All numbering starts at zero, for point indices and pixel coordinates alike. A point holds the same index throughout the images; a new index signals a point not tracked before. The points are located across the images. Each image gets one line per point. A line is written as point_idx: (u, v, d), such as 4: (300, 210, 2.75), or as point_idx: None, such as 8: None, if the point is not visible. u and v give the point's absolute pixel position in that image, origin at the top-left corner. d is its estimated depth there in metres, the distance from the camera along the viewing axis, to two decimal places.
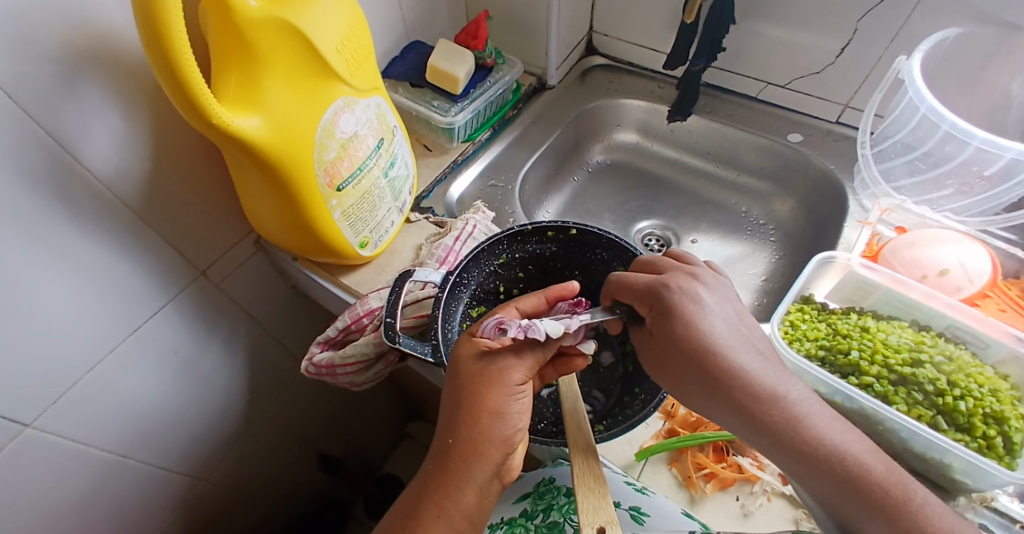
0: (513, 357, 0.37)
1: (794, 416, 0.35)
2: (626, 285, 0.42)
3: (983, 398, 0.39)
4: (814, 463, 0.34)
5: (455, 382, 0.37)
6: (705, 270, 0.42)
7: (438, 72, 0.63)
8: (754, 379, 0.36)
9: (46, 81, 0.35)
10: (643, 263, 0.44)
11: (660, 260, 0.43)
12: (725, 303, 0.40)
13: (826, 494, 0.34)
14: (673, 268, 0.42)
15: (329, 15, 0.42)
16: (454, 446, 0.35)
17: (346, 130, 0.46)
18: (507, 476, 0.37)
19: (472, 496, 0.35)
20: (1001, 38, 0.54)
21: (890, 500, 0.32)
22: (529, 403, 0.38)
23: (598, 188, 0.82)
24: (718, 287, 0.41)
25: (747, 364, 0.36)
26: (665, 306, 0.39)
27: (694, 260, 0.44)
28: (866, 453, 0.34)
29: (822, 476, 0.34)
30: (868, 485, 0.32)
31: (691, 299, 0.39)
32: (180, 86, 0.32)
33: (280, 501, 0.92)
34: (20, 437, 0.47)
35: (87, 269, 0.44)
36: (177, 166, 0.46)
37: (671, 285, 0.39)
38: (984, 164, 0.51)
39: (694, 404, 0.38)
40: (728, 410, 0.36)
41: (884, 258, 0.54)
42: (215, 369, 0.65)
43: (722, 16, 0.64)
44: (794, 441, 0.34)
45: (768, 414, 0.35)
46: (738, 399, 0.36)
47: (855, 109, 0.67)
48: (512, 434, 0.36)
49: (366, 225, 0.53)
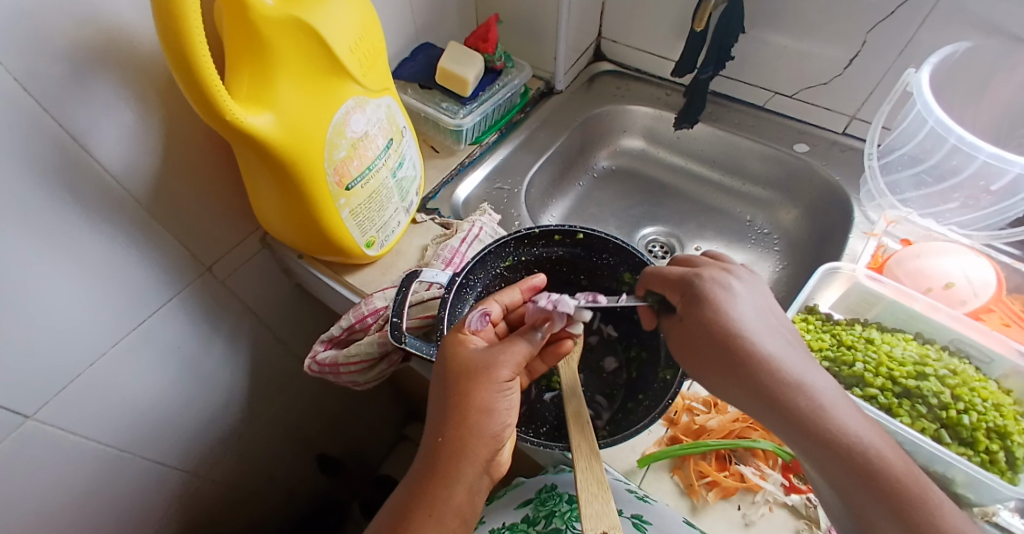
0: (499, 353, 0.38)
1: (818, 404, 0.35)
2: (661, 275, 0.43)
3: (986, 413, 0.39)
4: (834, 454, 0.34)
5: (444, 381, 0.37)
6: (739, 267, 0.43)
7: (447, 74, 0.63)
8: (779, 366, 0.36)
9: (59, 74, 0.35)
10: (679, 257, 0.46)
11: (695, 256, 0.44)
12: (756, 296, 0.41)
13: (841, 483, 0.34)
14: (708, 263, 0.43)
15: (343, 15, 0.42)
16: (443, 445, 0.35)
17: (357, 129, 0.47)
18: (496, 473, 0.37)
19: (463, 495, 0.35)
20: (1008, 54, 0.54)
21: (910, 492, 0.32)
22: (516, 400, 0.39)
23: (603, 194, 0.82)
24: (751, 281, 0.42)
25: (775, 352, 0.37)
26: (697, 293, 0.40)
27: (728, 259, 0.45)
28: (886, 445, 0.34)
29: (844, 471, 0.34)
30: (888, 478, 0.33)
31: (722, 289, 0.40)
32: (194, 82, 0.32)
33: (277, 500, 0.92)
34: (22, 430, 0.47)
35: (93, 262, 0.44)
36: (186, 162, 0.46)
37: (704, 276, 0.41)
38: (990, 178, 0.51)
39: (721, 391, 0.39)
40: (751, 397, 0.37)
41: (889, 269, 0.54)
42: (217, 365, 0.65)
43: (732, 24, 0.64)
44: (814, 428, 0.35)
45: (792, 401, 0.35)
46: (764, 384, 0.36)
47: (862, 120, 0.68)
48: (500, 431, 0.37)
49: (373, 225, 0.53)
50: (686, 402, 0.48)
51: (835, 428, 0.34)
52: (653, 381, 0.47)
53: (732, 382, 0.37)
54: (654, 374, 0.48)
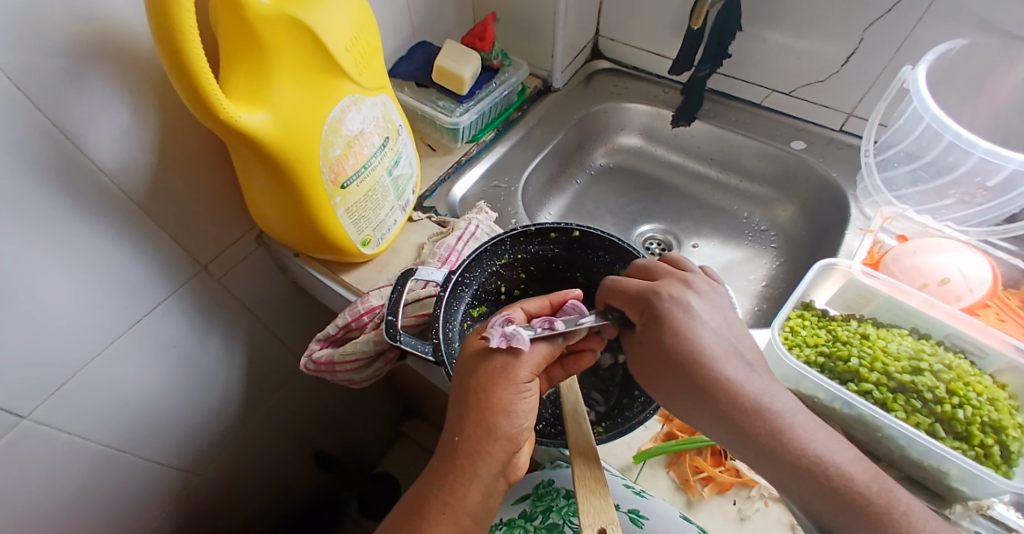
0: (520, 354, 0.37)
1: (779, 425, 0.35)
2: (619, 289, 0.42)
3: (981, 407, 0.39)
4: (797, 472, 0.34)
5: (463, 380, 0.37)
6: (699, 277, 0.43)
7: (444, 72, 0.63)
8: (740, 389, 0.36)
9: (54, 72, 0.35)
10: (637, 267, 0.45)
11: (656, 265, 0.44)
12: (716, 312, 0.40)
13: (809, 502, 0.34)
14: (667, 275, 0.42)
15: (339, 14, 0.42)
16: (461, 444, 0.35)
17: (352, 128, 0.47)
18: (512, 474, 0.37)
19: (478, 494, 0.35)
20: (1005, 50, 0.54)
21: (876, 509, 0.32)
22: (535, 402, 0.38)
23: (600, 191, 0.82)
24: (710, 294, 0.42)
25: (736, 376, 0.37)
26: (657, 314, 0.39)
27: (689, 265, 0.45)
28: (849, 461, 0.34)
29: (806, 487, 0.34)
30: (851, 493, 0.33)
31: (682, 308, 0.39)
32: (189, 80, 0.32)
33: (275, 497, 0.92)
34: (19, 428, 0.47)
35: (89, 260, 0.44)
36: (182, 160, 0.46)
37: (663, 293, 0.40)
38: (986, 174, 0.51)
39: (682, 413, 0.39)
40: (711, 418, 0.37)
41: (885, 265, 0.54)
42: (214, 363, 0.65)
43: (729, 21, 0.64)
44: (777, 449, 0.35)
45: (751, 424, 0.35)
46: (723, 409, 0.36)
47: (859, 117, 0.68)
48: (518, 432, 0.36)
49: (369, 223, 0.53)
50: None
51: (793, 449, 0.34)
52: None
53: (693, 405, 0.37)
54: None
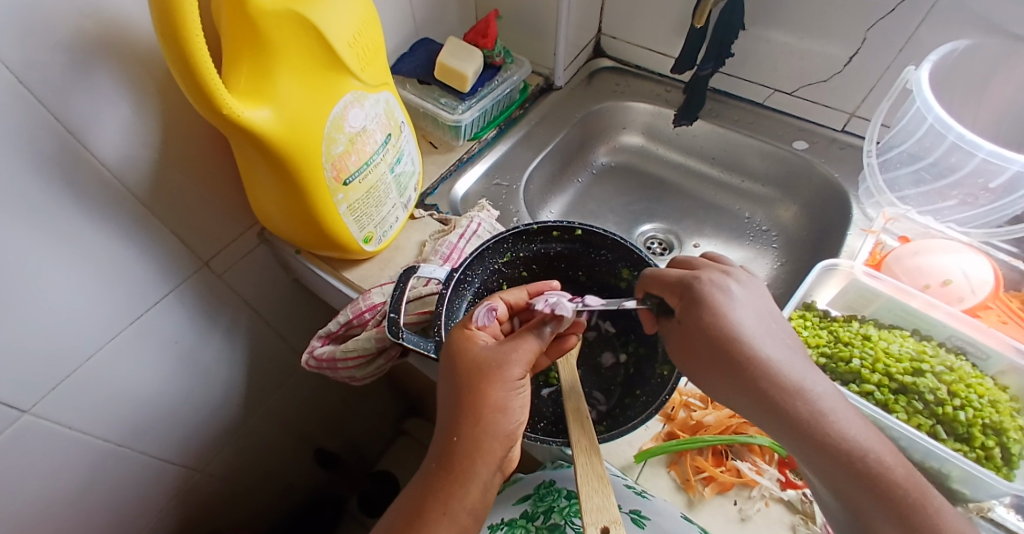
0: (511, 351, 0.37)
1: (818, 409, 0.35)
2: (659, 276, 0.43)
3: (983, 409, 0.40)
4: (835, 461, 0.34)
5: (455, 380, 0.37)
6: (739, 269, 0.43)
7: (446, 69, 0.63)
8: (779, 371, 0.36)
9: (56, 67, 0.35)
10: (677, 258, 0.45)
11: (695, 257, 0.44)
12: (756, 300, 0.40)
13: (845, 491, 0.33)
14: (706, 264, 0.43)
15: (342, 9, 0.42)
16: (457, 444, 0.35)
17: (356, 124, 0.47)
18: (508, 469, 0.37)
19: (477, 493, 0.34)
20: (1009, 51, 0.54)
21: (912, 500, 0.32)
22: (530, 397, 0.38)
23: (601, 190, 0.82)
24: (752, 284, 0.41)
25: (776, 356, 0.37)
26: (695, 295, 0.40)
27: (727, 260, 0.44)
28: (887, 452, 0.34)
29: (839, 471, 0.34)
30: (887, 483, 0.32)
31: (722, 291, 0.40)
32: (190, 73, 0.32)
33: (273, 494, 0.92)
34: (21, 423, 0.47)
35: (91, 256, 0.44)
36: (184, 156, 0.46)
37: (703, 278, 0.40)
38: (989, 175, 0.51)
39: (720, 392, 0.39)
40: (750, 400, 0.37)
41: (887, 266, 0.54)
42: (215, 359, 0.64)
43: (732, 20, 0.64)
44: (816, 435, 0.35)
45: (792, 406, 0.35)
46: (762, 388, 0.36)
47: (861, 118, 0.67)
48: (514, 429, 0.36)
49: (370, 220, 0.53)
50: (684, 397, 0.48)
51: (834, 432, 0.34)
52: (651, 377, 0.48)
53: (733, 382, 0.37)
54: (651, 370, 0.48)
